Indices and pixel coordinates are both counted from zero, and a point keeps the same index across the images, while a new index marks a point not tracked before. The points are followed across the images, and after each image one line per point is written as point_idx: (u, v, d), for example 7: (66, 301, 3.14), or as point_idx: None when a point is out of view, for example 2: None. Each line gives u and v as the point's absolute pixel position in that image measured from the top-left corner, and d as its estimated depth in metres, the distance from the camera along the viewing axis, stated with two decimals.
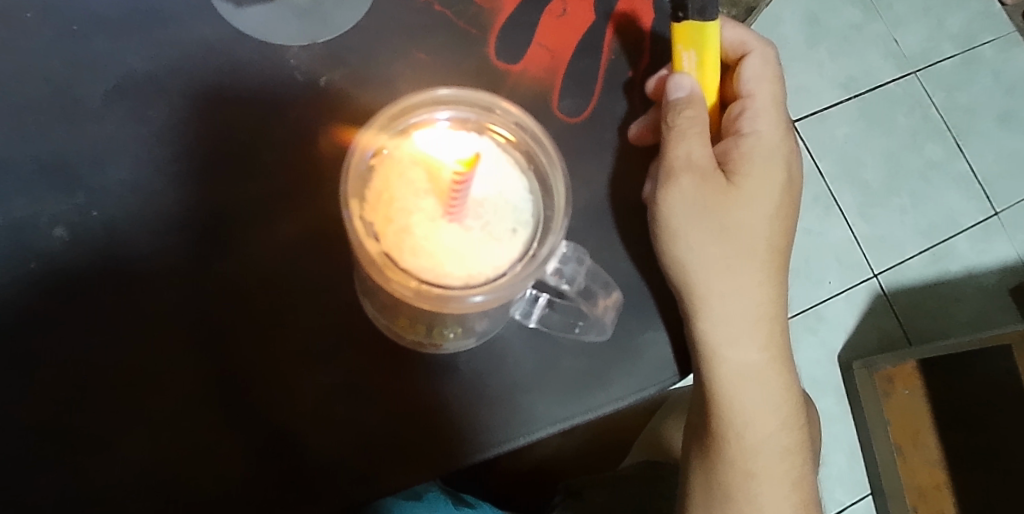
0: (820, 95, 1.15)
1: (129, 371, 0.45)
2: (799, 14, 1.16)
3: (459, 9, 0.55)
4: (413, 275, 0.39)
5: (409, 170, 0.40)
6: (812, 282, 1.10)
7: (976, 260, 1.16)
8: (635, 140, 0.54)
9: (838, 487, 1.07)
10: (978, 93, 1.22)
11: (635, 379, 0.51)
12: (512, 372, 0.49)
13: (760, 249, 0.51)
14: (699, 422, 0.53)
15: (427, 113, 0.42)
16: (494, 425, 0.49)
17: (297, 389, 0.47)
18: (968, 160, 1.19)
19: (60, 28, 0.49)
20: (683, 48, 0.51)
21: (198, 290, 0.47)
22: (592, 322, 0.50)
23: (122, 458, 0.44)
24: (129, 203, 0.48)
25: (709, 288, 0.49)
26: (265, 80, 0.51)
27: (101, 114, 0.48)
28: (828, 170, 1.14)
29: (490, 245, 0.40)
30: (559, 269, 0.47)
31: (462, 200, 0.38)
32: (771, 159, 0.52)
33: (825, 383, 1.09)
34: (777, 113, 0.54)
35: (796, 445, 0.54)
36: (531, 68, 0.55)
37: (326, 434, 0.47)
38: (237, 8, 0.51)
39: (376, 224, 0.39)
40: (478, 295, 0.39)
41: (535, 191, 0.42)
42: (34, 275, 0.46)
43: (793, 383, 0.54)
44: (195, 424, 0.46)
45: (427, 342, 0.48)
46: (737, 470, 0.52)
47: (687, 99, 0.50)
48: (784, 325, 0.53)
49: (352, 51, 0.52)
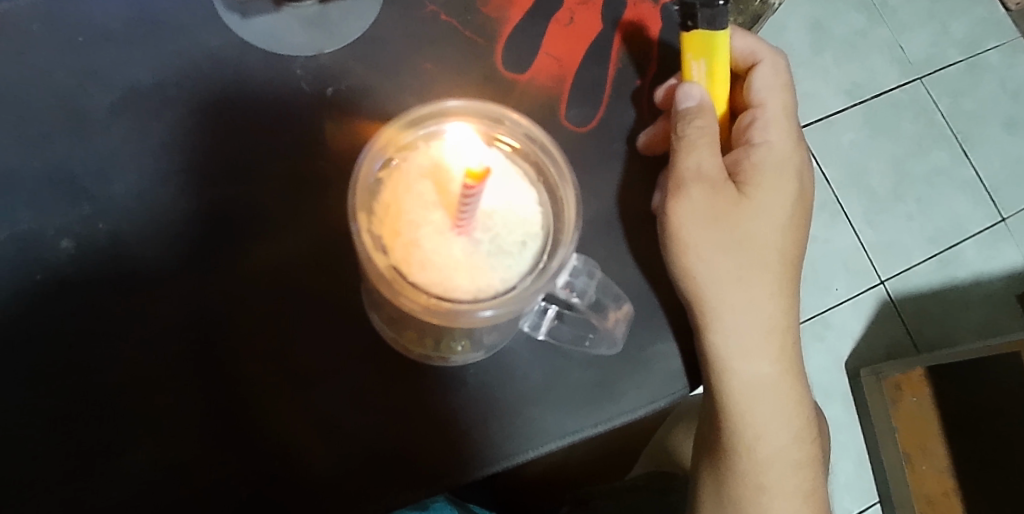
0: (826, 102, 1.15)
1: (134, 383, 0.45)
2: (804, 22, 1.16)
3: (465, 19, 0.54)
4: (422, 289, 0.38)
5: (417, 183, 0.40)
6: (818, 289, 1.10)
7: (983, 266, 1.15)
8: (643, 149, 0.53)
9: (846, 495, 1.06)
10: (984, 98, 1.21)
11: (646, 391, 0.50)
12: (520, 384, 0.49)
13: (771, 260, 0.50)
14: (709, 435, 0.53)
15: (435, 125, 0.42)
16: (503, 438, 0.48)
17: (304, 402, 0.47)
18: (975, 166, 1.18)
19: (65, 38, 0.49)
20: (693, 57, 0.51)
21: (205, 303, 0.47)
22: (602, 335, 0.49)
23: (126, 473, 0.44)
24: (134, 215, 0.47)
25: (720, 300, 0.49)
26: (272, 90, 0.50)
27: (106, 126, 0.48)
28: (834, 176, 1.14)
29: (500, 258, 0.39)
30: (570, 282, 0.47)
31: (471, 212, 0.37)
32: (782, 170, 0.52)
33: (832, 391, 1.08)
34: (789, 122, 0.54)
35: (809, 458, 0.53)
36: (539, 77, 0.54)
37: (333, 448, 0.46)
38: (243, 18, 0.51)
39: (384, 238, 0.39)
40: (488, 310, 0.38)
41: (545, 203, 0.41)
42: (39, 288, 0.46)
43: (805, 395, 0.53)
44: (202, 439, 0.45)
45: (434, 355, 0.47)
46: (749, 483, 0.51)
47: (696, 108, 0.49)
48: (795, 337, 0.52)
49: (357, 62, 0.52)
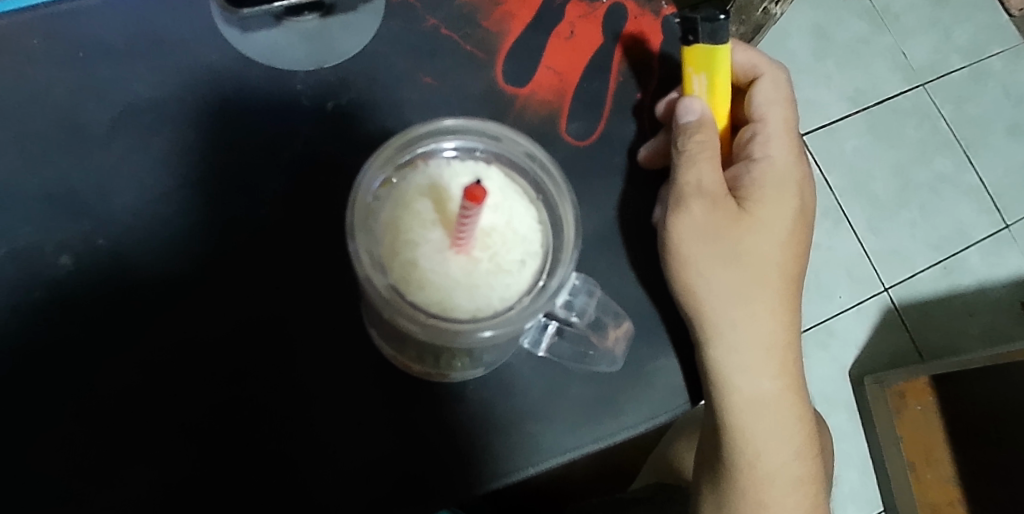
0: (829, 110, 1.15)
1: (132, 399, 0.45)
2: (806, 30, 1.16)
3: (465, 32, 0.54)
4: (420, 309, 0.38)
5: (416, 202, 0.40)
6: (821, 297, 1.10)
7: (988, 273, 1.14)
8: (644, 162, 0.53)
9: (850, 504, 1.05)
10: (988, 105, 1.20)
11: (647, 406, 0.50)
12: (522, 400, 0.49)
13: (772, 276, 0.50)
14: (710, 450, 0.52)
15: (434, 143, 0.42)
16: (503, 454, 0.48)
17: (304, 419, 0.46)
18: (979, 172, 1.18)
19: (65, 53, 0.49)
20: (693, 71, 0.51)
21: (205, 318, 0.47)
22: (602, 352, 0.49)
23: (122, 491, 0.44)
24: (133, 230, 0.47)
25: (721, 315, 0.49)
26: (272, 106, 0.51)
27: (107, 141, 0.48)
28: (837, 184, 1.13)
29: (499, 276, 0.39)
30: (569, 301, 0.48)
31: (470, 232, 0.37)
32: (784, 185, 0.52)
33: (836, 399, 1.08)
34: (790, 136, 0.53)
35: (810, 474, 0.53)
36: (538, 91, 0.54)
37: (333, 464, 0.46)
38: (244, 33, 0.51)
39: (383, 257, 0.39)
40: (487, 330, 0.38)
41: (545, 221, 0.41)
42: (37, 303, 0.45)
43: (806, 410, 0.53)
44: (203, 455, 0.45)
45: (434, 372, 0.47)
46: (750, 500, 0.51)
47: (697, 123, 0.50)
48: (796, 353, 0.52)
49: (358, 76, 0.52)
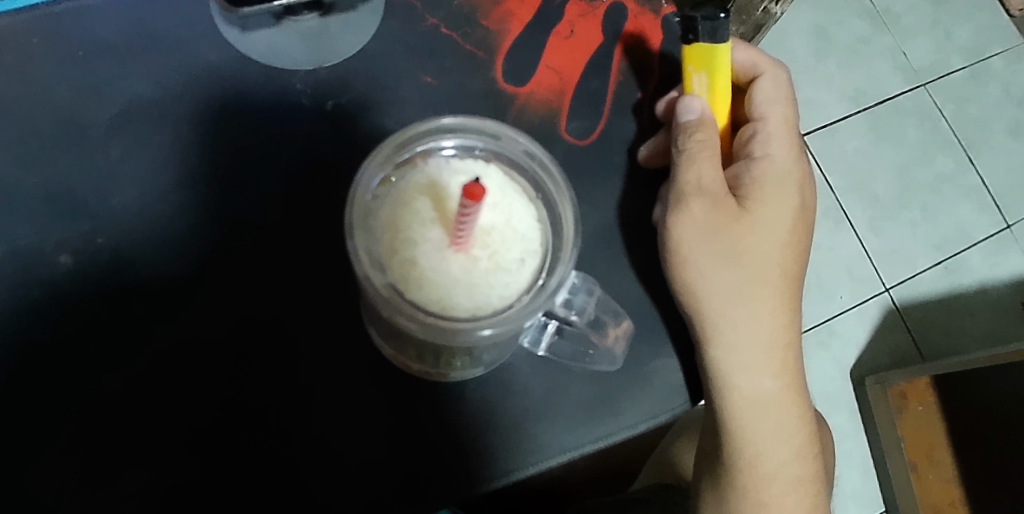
0: (829, 110, 1.15)
1: (131, 398, 0.45)
2: (807, 30, 1.16)
3: (465, 31, 0.54)
4: (420, 308, 0.38)
5: (415, 201, 0.40)
6: (821, 297, 1.09)
7: (989, 273, 1.14)
8: (644, 162, 0.53)
9: (851, 504, 1.05)
10: (989, 105, 1.20)
11: (647, 405, 0.50)
12: (522, 399, 0.48)
13: (773, 275, 0.50)
14: (710, 450, 0.52)
15: (433, 142, 0.42)
16: (503, 454, 0.48)
17: (303, 419, 0.46)
18: (979, 172, 1.18)
19: (65, 53, 0.49)
20: (693, 70, 0.51)
21: (205, 317, 0.47)
22: (602, 352, 0.49)
23: (122, 491, 0.44)
24: (132, 230, 0.47)
25: (721, 315, 0.48)
26: (272, 105, 0.51)
27: (107, 140, 0.48)
28: (838, 184, 1.13)
29: (498, 275, 0.39)
30: (569, 299, 0.47)
31: (469, 230, 0.37)
32: (784, 184, 0.51)
33: (837, 399, 1.08)
34: (790, 135, 0.53)
35: (811, 474, 0.53)
36: (538, 90, 0.54)
37: (333, 463, 0.46)
38: (243, 32, 0.51)
39: (382, 256, 0.39)
40: (487, 329, 0.38)
41: (544, 219, 0.41)
42: (37, 303, 0.45)
43: (806, 410, 0.53)
44: (202, 454, 0.45)
45: (434, 372, 0.47)
46: (750, 499, 0.51)
47: (697, 122, 0.50)
48: (797, 352, 0.52)
49: (358, 75, 0.52)
